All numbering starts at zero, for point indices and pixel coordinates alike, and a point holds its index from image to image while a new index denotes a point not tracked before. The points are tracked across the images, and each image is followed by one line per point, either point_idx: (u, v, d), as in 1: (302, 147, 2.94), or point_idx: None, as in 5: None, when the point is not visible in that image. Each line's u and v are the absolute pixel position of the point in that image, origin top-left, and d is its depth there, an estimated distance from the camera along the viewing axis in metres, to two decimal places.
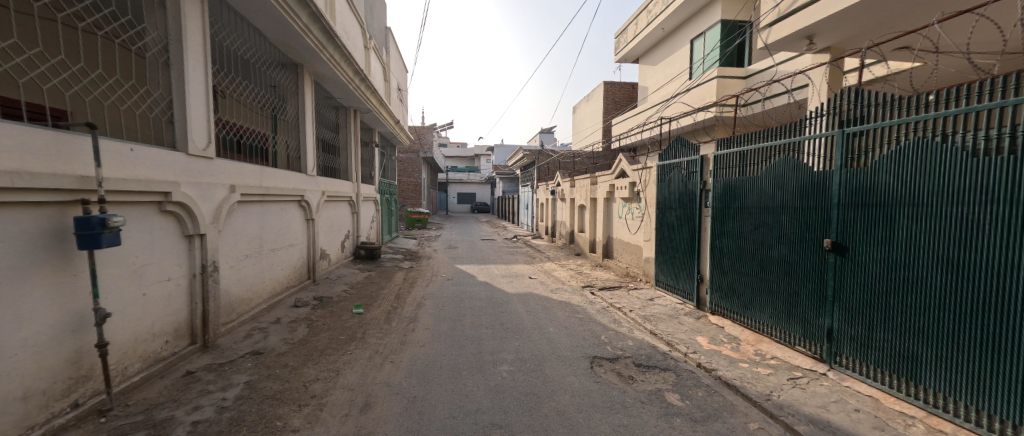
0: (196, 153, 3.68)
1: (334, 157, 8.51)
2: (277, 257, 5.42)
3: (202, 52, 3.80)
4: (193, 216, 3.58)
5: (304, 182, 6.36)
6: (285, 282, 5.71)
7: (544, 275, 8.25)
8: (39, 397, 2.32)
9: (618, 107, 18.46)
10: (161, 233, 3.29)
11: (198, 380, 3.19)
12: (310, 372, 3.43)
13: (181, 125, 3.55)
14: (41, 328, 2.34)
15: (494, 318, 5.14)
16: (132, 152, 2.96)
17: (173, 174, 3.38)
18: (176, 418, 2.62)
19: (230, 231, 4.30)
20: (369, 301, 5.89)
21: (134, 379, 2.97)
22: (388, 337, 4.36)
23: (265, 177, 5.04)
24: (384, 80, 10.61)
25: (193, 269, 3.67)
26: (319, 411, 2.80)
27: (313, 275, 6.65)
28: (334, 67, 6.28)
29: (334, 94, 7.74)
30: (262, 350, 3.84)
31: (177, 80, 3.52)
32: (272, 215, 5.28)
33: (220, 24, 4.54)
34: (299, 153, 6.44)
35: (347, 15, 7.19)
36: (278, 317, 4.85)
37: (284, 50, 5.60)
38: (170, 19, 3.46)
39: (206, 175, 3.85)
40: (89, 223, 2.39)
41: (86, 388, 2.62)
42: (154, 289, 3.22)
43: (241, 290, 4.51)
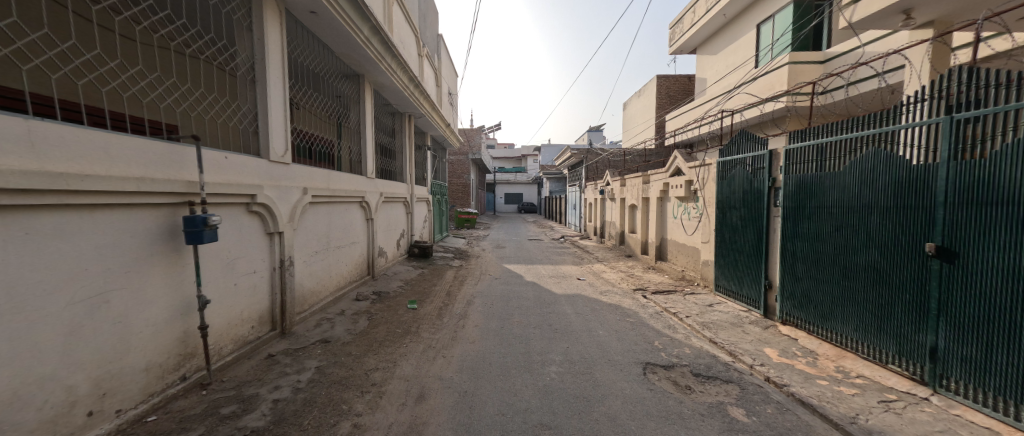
0: (274, 159, 4.08)
1: (391, 161, 9.01)
2: (341, 254, 5.86)
3: (280, 68, 4.21)
4: (273, 216, 4.00)
5: (365, 185, 6.82)
6: (348, 277, 6.16)
7: (593, 276, 8.05)
8: (156, 369, 2.72)
9: (673, 101, 17.56)
10: (248, 231, 3.70)
11: (277, 363, 3.55)
12: (370, 361, 3.67)
13: (263, 135, 3.97)
14: (159, 310, 2.75)
15: (542, 319, 5.12)
16: (225, 159, 3.35)
17: (257, 178, 3.79)
18: (260, 395, 2.95)
19: (303, 229, 4.74)
20: (422, 297, 6.18)
21: (228, 358, 3.39)
22: (440, 332, 4.53)
23: (332, 180, 5.48)
24: (435, 85, 11.05)
25: (273, 263, 4.09)
26: (380, 398, 2.99)
27: (372, 271, 7.10)
28: (392, 75, 6.66)
29: (391, 100, 8.20)
30: (329, 339, 4.18)
31: (262, 95, 3.94)
32: (337, 215, 5.72)
33: (295, 43, 5.02)
34: (361, 157, 6.90)
35: (402, 25, 7.59)
36: (342, 309, 5.25)
37: (348, 62, 6.05)
38: (256, 41, 3.88)
39: (284, 179, 4.28)
40: (194, 222, 2.77)
41: (191, 364, 3.03)
42: (243, 280, 3.63)
43: (311, 283, 4.96)
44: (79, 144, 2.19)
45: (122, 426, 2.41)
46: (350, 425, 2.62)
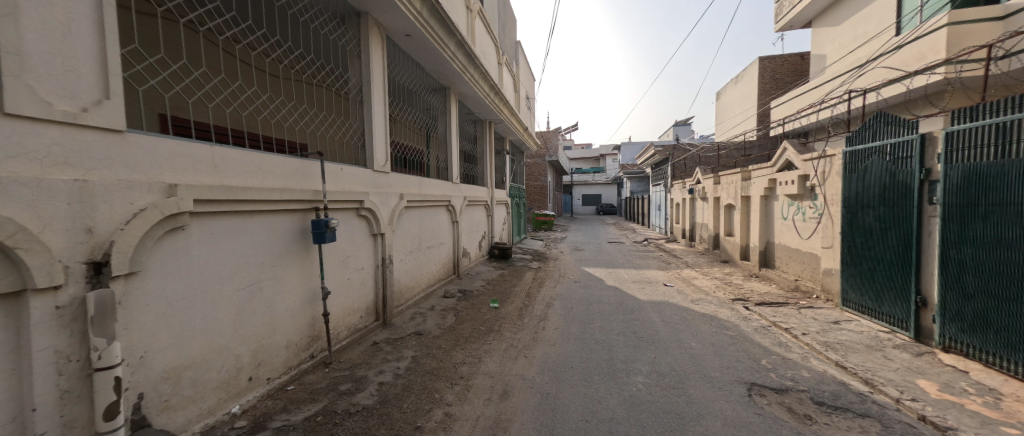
0: (378, 169, 4.61)
1: (473, 166, 9.49)
2: (431, 254, 6.36)
3: (382, 89, 4.72)
4: (377, 220, 4.50)
5: (451, 190, 7.29)
6: (436, 276, 6.64)
7: (682, 283, 7.45)
8: (293, 347, 3.26)
9: (779, 85, 15.43)
10: (357, 232, 4.22)
11: (381, 350, 3.99)
12: (458, 355, 3.90)
13: (369, 149, 4.51)
14: (295, 298, 3.29)
15: (626, 325, 4.90)
16: (341, 171, 3.88)
17: (365, 186, 4.31)
18: (369, 377, 3.35)
19: (400, 231, 5.25)
20: (503, 297, 6.38)
21: (344, 342, 3.92)
22: (521, 332, 4.63)
23: (423, 186, 5.98)
24: (514, 90, 11.35)
25: (377, 261, 4.60)
26: (467, 391, 3.17)
27: (457, 270, 7.54)
28: (474, 85, 7.03)
29: (473, 109, 8.65)
30: (422, 332, 4.57)
31: (368, 114, 4.47)
32: (427, 217, 6.22)
33: (394, 65, 5.59)
34: (447, 164, 7.40)
35: (484, 36, 7.96)
36: (432, 305, 5.68)
37: (437, 76, 6.55)
38: (363, 67, 4.42)
39: (385, 186, 4.80)
40: (319, 225, 3.26)
41: (317, 345, 3.56)
42: (354, 275, 4.16)
43: (406, 279, 5.46)
44: (243, 162, 2.72)
45: (270, 392, 2.94)
46: (442, 413, 2.82)
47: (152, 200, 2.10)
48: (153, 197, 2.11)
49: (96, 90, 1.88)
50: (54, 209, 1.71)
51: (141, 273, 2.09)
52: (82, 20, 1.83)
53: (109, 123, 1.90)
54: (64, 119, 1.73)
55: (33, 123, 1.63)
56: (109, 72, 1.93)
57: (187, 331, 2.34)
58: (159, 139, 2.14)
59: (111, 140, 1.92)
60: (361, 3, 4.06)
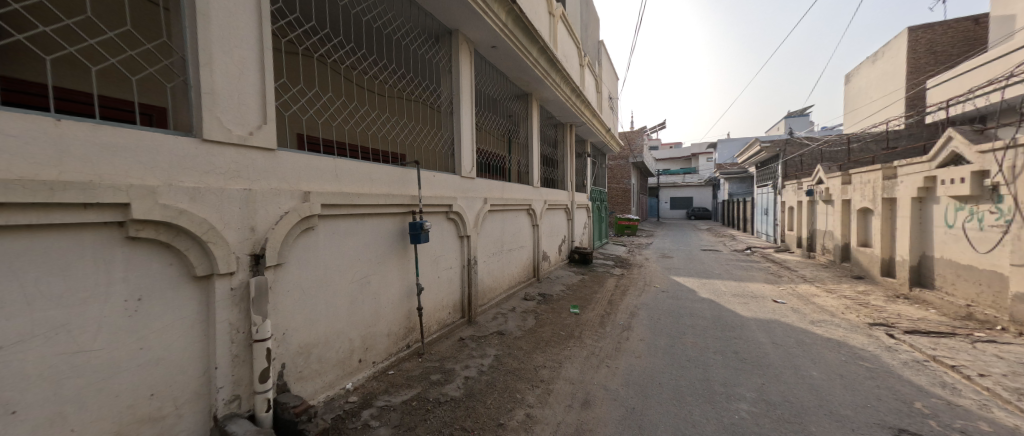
0: (465, 175, 4.88)
1: (553, 170, 9.51)
2: (512, 256, 6.53)
3: (470, 100, 4.99)
4: (463, 222, 4.79)
5: (531, 194, 7.40)
6: (517, 278, 6.80)
7: (797, 300, 6.45)
8: (393, 337, 3.64)
9: (937, 61, 12.57)
10: (446, 234, 4.54)
11: (466, 345, 4.22)
12: (538, 358, 3.94)
13: (457, 156, 4.78)
14: (395, 292, 3.65)
15: (725, 344, 4.42)
16: (434, 177, 4.22)
17: (453, 191, 4.61)
18: (456, 371, 3.57)
19: (483, 233, 5.50)
20: (584, 303, 6.26)
21: (434, 335, 4.25)
22: (603, 341, 4.49)
23: (505, 190, 6.17)
24: (596, 91, 11.09)
25: (463, 261, 4.88)
26: (548, 395, 3.19)
27: (537, 274, 7.60)
28: (555, 89, 7.05)
29: (554, 113, 8.69)
30: (504, 332, 4.71)
31: (457, 124, 4.76)
32: (509, 221, 6.41)
33: (480, 75, 5.88)
34: (528, 169, 7.51)
35: (566, 39, 7.95)
36: (513, 306, 5.83)
37: (521, 83, 6.72)
38: (453, 80, 4.73)
39: (471, 191, 5.07)
40: (415, 227, 3.59)
41: (412, 337, 3.92)
42: (443, 274, 4.47)
43: (489, 280, 5.69)
44: (357, 171, 3.13)
45: (374, 374, 3.33)
46: (523, 414, 2.89)
47: (291, 205, 2.54)
48: (292, 202, 2.55)
49: (258, 117, 2.35)
50: (229, 212, 2.19)
51: (284, 265, 2.54)
52: (249, 62, 2.31)
53: (265, 143, 2.35)
54: (237, 142, 2.20)
55: (218, 146, 2.11)
56: (266, 101, 2.39)
57: (314, 315, 2.77)
58: (297, 154, 2.59)
59: (265, 156, 2.38)
60: (454, 21, 4.37)
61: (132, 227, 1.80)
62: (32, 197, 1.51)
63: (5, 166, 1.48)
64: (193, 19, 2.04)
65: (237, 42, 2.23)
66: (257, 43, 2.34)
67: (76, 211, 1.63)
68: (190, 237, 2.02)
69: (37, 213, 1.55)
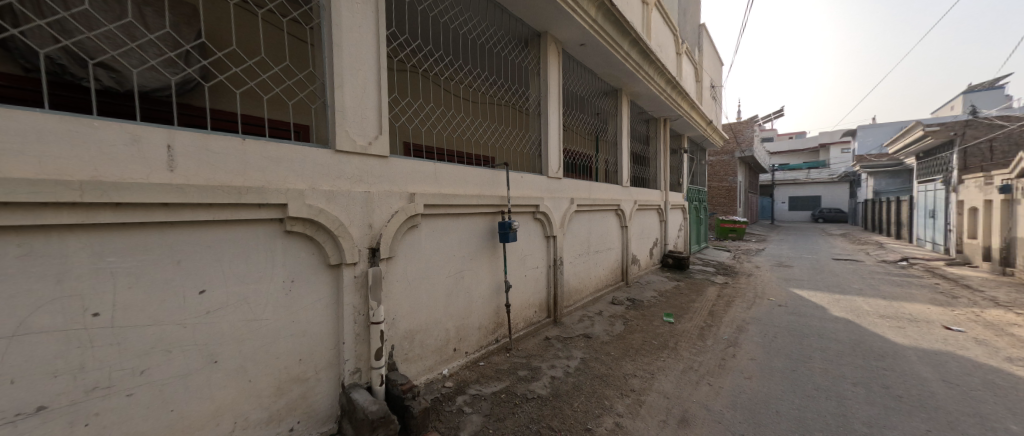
0: (552, 175, 4.91)
1: (645, 168, 9.00)
2: (599, 258, 6.37)
3: (557, 100, 4.99)
4: (550, 223, 4.82)
5: (621, 193, 7.10)
6: (605, 281, 6.60)
7: (981, 329, 5.03)
8: (484, 330, 3.84)
9: None
10: (534, 234, 4.63)
11: (552, 345, 4.25)
12: (628, 366, 3.78)
13: (545, 157, 4.82)
14: (485, 288, 3.85)
15: (866, 374, 3.68)
16: (522, 178, 4.34)
17: (540, 191, 4.68)
18: (542, 369, 3.62)
19: (569, 233, 5.46)
20: (680, 311, 5.79)
21: (521, 332, 4.37)
22: (704, 355, 4.10)
23: (593, 190, 6.03)
24: (696, 80, 10.19)
25: (549, 261, 4.91)
26: (640, 406, 3.04)
27: (626, 278, 7.28)
28: (648, 82, 6.65)
29: (647, 107, 8.22)
30: (591, 335, 4.62)
31: (545, 125, 4.79)
32: (596, 221, 6.25)
33: (567, 74, 5.84)
34: (617, 168, 7.22)
35: (661, 27, 7.45)
36: (600, 309, 5.68)
37: (613, 79, 6.50)
38: (542, 81, 4.78)
39: (557, 191, 5.07)
40: (504, 226, 3.73)
41: (501, 332, 4.08)
42: (530, 272, 4.57)
43: (576, 282, 5.63)
44: (453, 174, 3.38)
45: (467, 364, 3.56)
46: (612, 422, 2.80)
47: (400, 205, 2.86)
48: (401, 203, 2.88)
49: (375, 129, 2.70)
50: (353, 211, 2.56)
51: (394, 258, 2.87)
52: (370, 81, 2.66)
53: (380, 150, 2.69)
54: (359, 151, 2.57)
55: (346, 156, 2.49)
56: (382, 114, 2.72)
57: (417, 304, 3.08)
58: (405, 160, 2.91)
59: (380, 163, 2.73)
60: (543, 23, 4.44)
61: (288, 223, 2.22)
62: (227, 199, 1.96)
63: (211, 175, 1.95)
64: (330, 49, 2.44)
65: (361, 64, 2.60)
66: (375, 65, 2.69)
67: (252, 209, 2.09)
68: (326, 232, 2.41)
69: (230, 211, 2.01)
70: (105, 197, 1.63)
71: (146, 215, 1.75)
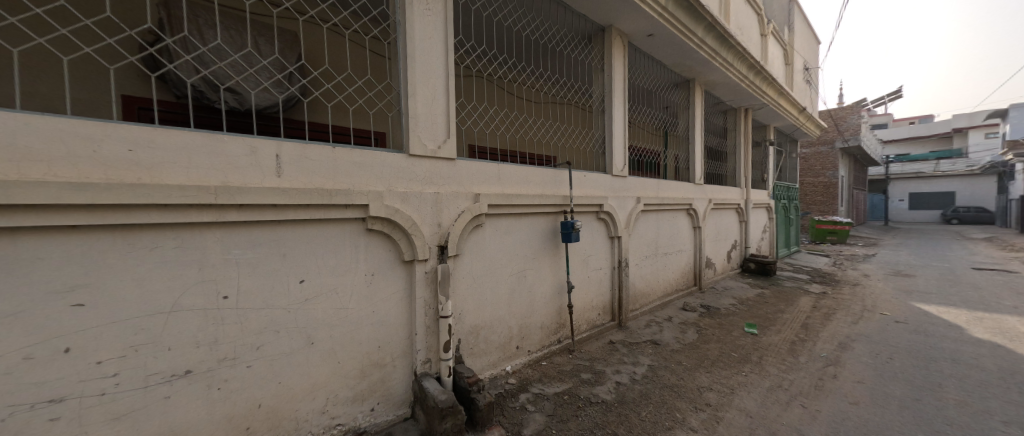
0: (616, 173, 4.75)
1: (721, 164, 8.30)
2: (669, 260, 6.03)
3: (623, 94, 4.81)
4: (615, 223, 4.68)
5: (695, 191, 6.63)
6: (675, 285, 6.23)
7: None
8: (546, 330, 3.85)
9: None
10: (597, 234, 4.53)
11: (617, 350, 4.12)
12: (704, 378, 3.52)
13: (609, 155, 4.67)
14: (547, 287, 3.85)
15: (1016, 411, 3.01)
16: (585, 176, 4.26)
17: (604, 190, 4.56)
18: (607, 374, 3.53)
19: (635, 234, 5.24)
20: (765, 322, 5.24)
21: (584, 334, 4.30)
22: (797, 374, 3.66)
23: (662, 188, 5.71)
24: (784, 63, 9.13)
25: (613, 263, 4.77)
26: (717, 422, 2.83)
27: (700, 283, 6.80)
28: (727, 70, 6.10)
29: (725, 97, 7.56)
30: (659, 342, 4.39)
31: (609, 121, 4.65)
32: (666, 222, 5.92)
33: (633, 67, 5.60)
34: (691, 164, 6.72)
35: (742, 8, 6.80)
36: (670, 315, 5.38)
37: (684, 69, 6.10)
38: (606, 76, 4.64)
39: (622, 190, 4.90)
40: (566, 226, 3.68)
41: (563, 333, 4.05)
42: (593, 274, 4.48)
43: (642, 285, 5.40)
44: (516, 174, 3.44)
45: (529, 362, 3.60)
46: None
47: (466, 205, 2.99)
48: (467, 203, 3.00)
49: (443, 133, 2.85)
50: (425, 211, 2.73)
51: (460, 255, 3.00)
52: (439, 87, 2.82)
53: (448, 154, 2.84)
54: (429, 155, 2.73)
55: (417, 159, 2.68)
56: (450, 118, 2.87)
57: (482, 301, 3.19)
58: (471, 162, 3.03)
59: (448, 165, 2.87)
60: (609, 16, 4.31)
61: (370, 222, 2.45)
62: (320, 200, 2.21)
63: (308, 179, 2.21)
64: (404, 60, 2.63)
65: (432, 72, 2.77)
66: (443, 72, 2.84)
67: (339, 209, 2.34)
68: (401, 230, 2.61)
69: (322, 211, 2.26)
70: (233, 199, 1.94)
71: (260, 214, 2.05)
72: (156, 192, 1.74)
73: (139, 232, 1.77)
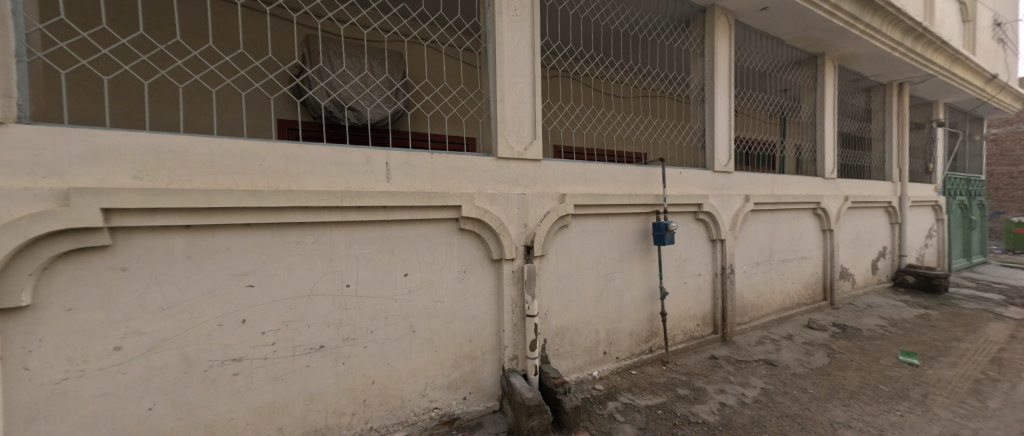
0: (720, 169, 4.30)
1: (860, 154, 6.94)
2: (787, 269, 5.26)
3: (728, 80, 4.34)
4: (716, 224, 4.25)
5: (822, 187, 5.66)
6: (796, 298, 5.42)
7: None
8: (637, 338, 3.67)
9: None
10: (696, 236, 4.16)
11: (721, 367, 3.73)
12: (837, 412, 2.97)
13: (710, 148, 4.26)
14: (637, 292, 3.66)
15: None
16: (680, 174, 3.93)
17: (704, 189, 4.16)
18: (709, 392, 3.21)
19: (744, 237, 4.68)
20: (928, 351, 4.22)
21: (680, 346, 4.00)
22: (985, 423, 2.84)
23: (778, 185, 5.00)
24: (959, 22, 7.22)
25: (715, 269, 4.33)
26: None
27: (829, 297, 5.80)
28: (870, 39, 5.04)
29: (865, 72, 6.29)
30: (776, 363, 3.84)
31: (710, 112, 4.23)
32: (783, 224, 5.17)
33: (741, 48, 5.01)
34: (815, 155, 5.77)
35: None
36: (789, 333, 4.69)
37: (804, 46, 5.25)
38: (707, 62, 4.24)
39: (727, 187, 4.41)
40: (659, 227, 3.46)
41: (655, 341, 3.82)
42: (690, 280, 4.13)
43: (753, 296, 4.81)
44: (604, 173, 3.33)
45: (618, 369, 3.47)
46: None
47: (551, 205, 3.00)
48: (553, 203, 3.01)
49: (530, 135, 2.89)
50: (512, 211, 2.81)
51: (546, 256, 3.02)
52: (525, 90, 2.87)
53: (534, 155, 2.88)
54: (517, 156, 2.80)
55: (506, 161, 2.77)
56: (536, 119, 2.90)
57: (569, 303, 3.16)
58: (558, 163, 3.04)
59: (534, 166, 2.91)
60: None
61: (462, 222, 2.60)
62: (420, 202, 2.42)
63: (411, 183, 2.44)
64: (493, 66, 2.74)
65: (518, 76, 2.83)
66: (530, 75, 2.88)
67: (437, 210, 2.52)
68: (490, 230, 2.72)
69: (422, 211, 2.47)
70: (353, 202, 2.22)
71: (373, 214, 2.32)
72: (300, 195, 2.07)
73: (287, 229, 2.13)
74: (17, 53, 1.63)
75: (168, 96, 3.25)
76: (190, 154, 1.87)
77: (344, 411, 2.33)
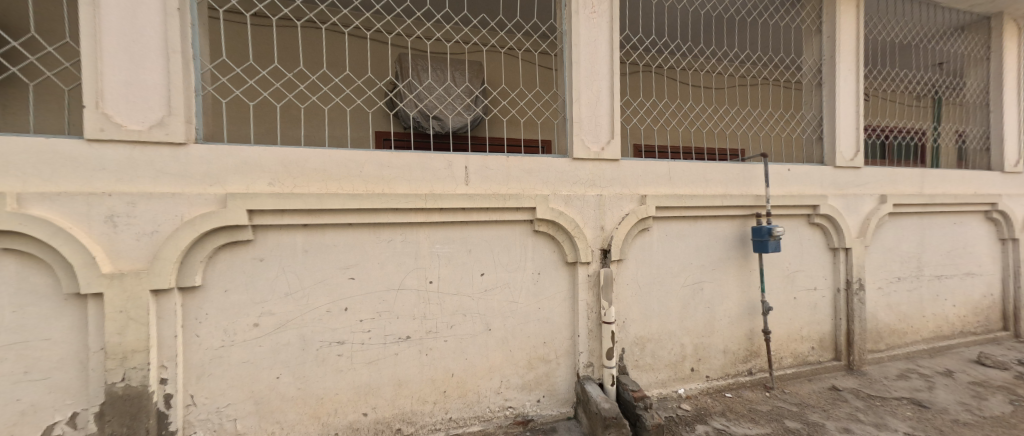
0: (842, 163, 3.61)
1: None
2: (944, 287, 4.19)
3: (854, 58, 3.65)
4: (839, 230, 3.58)
5: (1000, 184, 4.39)
6: (957, 325, 4.29)
7: None
8: (732, 356, 3.27)
9: None
10: (810, 244, 3.56)
11: (846, 401, 3.12)
12: None
13: (829, 139, 3.60)
14: (733, 305, 3.26)
15: None
16: (789, 172, 3.41)
17: (822, 187, 3.54)
18: (828, 429, 2.70)
19: (878, 246, 3.86)
20: None
21: (789, 371, 3.45)
22: None
23: (929, 182, 4.02)
24: None
25: (837, 283, 3.65)
26: None
27: (1011, 326, 4.48)
28: None
29: None
30: (926, 404, 3.08)
31: (830, 96, 3.60)
32: (937, 230, 4.15)
33: (874, 19, 4.18)
34: (989, 142, 4.50)
35: None
36: (947, 369, 3.73)
37: (969, 8, 4.16)
38: (825, 39, 3.62)
39: (854, 186, 3.69)
40: (760, 232, 3.04)
41: (756, 363, 3.36)
42: (802, 295, 3.54)
43: (891, 318, 3.94)
44: (692, 173, 3.05)
45: (708, 389, 3.13)
46: None
47: (631, 207, 2.85)
48: (632, 205, 2.85)
49: (607, 134, 2.78)
50: (588, 214, 2.74)
51: (624, 260, 2.88)
52: (603, 88, 2.78)
53: (612, 155, 2.77)
54: (593, 157, 2.73)
55: (581, 163, 2.71)
56: (614, 118, 2.78)
57: (651, 312, 2.96)
58: (638, 163, 2.87)
59: (612, 166, 2.80)
60: None
61: (537, 223, 2.61)
62: (496, 204, 2.49)
63: (488, 186, 2.53)
64: (568, 67, 2.71)
65: (596, 74, 2.75)
66: (608, 72, 2.78)
67: (512, 212, 2.57)
68: (565, 232, 2.68)
69: (498, 213, 2.55)
70: (436, 204, 2.38)
71: (453, 216, 2.46)
72: (391, 198, 2.29)
73: (381, 228, 2.37)
74: (196, 89, 2.10)
75: (294, 116, 3.90)
76: (308, 163, 2.20)
77: (427, 399, 2.50)
